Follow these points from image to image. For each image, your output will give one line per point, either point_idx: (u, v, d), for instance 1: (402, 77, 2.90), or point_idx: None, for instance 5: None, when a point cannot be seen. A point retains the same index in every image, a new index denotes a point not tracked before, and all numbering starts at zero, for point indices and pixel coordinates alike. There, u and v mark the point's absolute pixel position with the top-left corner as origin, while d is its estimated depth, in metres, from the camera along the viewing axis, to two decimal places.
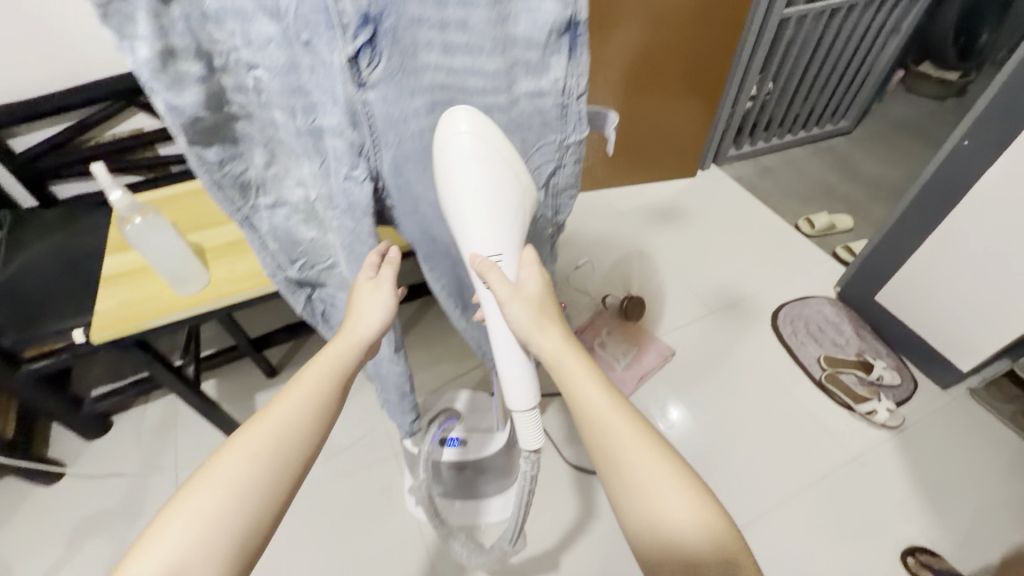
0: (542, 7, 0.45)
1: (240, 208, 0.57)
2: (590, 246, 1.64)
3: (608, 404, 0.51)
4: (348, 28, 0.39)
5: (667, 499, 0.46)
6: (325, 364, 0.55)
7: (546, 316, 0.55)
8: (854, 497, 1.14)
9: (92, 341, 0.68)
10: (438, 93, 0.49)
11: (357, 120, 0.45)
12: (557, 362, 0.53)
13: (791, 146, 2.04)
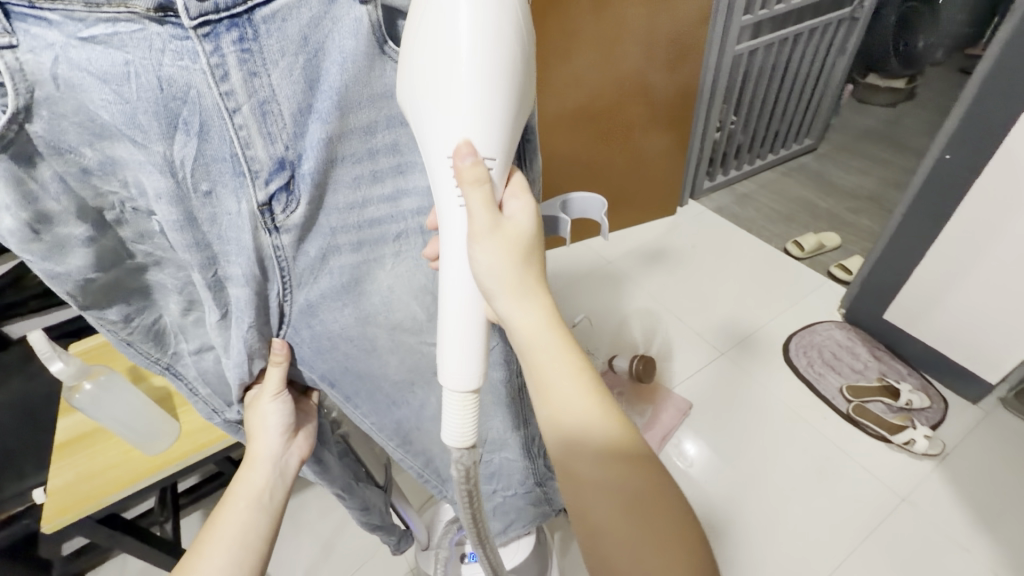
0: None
1: (159, 359, 0.48)
2: (585, 300, 1.58)
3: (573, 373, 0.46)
4: (259, 174, 0.38)
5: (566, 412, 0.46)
6: (244, 494, 0.56)
7: (533, 287, 0.46)
8: (914, 542, 1.05)
9: (44, 529, 0.58)
10: (373, 227, 0.45)
11: (264, 263, 0.42)
12: (540, 338, 0.46)
13: (762, 170, 2.05)
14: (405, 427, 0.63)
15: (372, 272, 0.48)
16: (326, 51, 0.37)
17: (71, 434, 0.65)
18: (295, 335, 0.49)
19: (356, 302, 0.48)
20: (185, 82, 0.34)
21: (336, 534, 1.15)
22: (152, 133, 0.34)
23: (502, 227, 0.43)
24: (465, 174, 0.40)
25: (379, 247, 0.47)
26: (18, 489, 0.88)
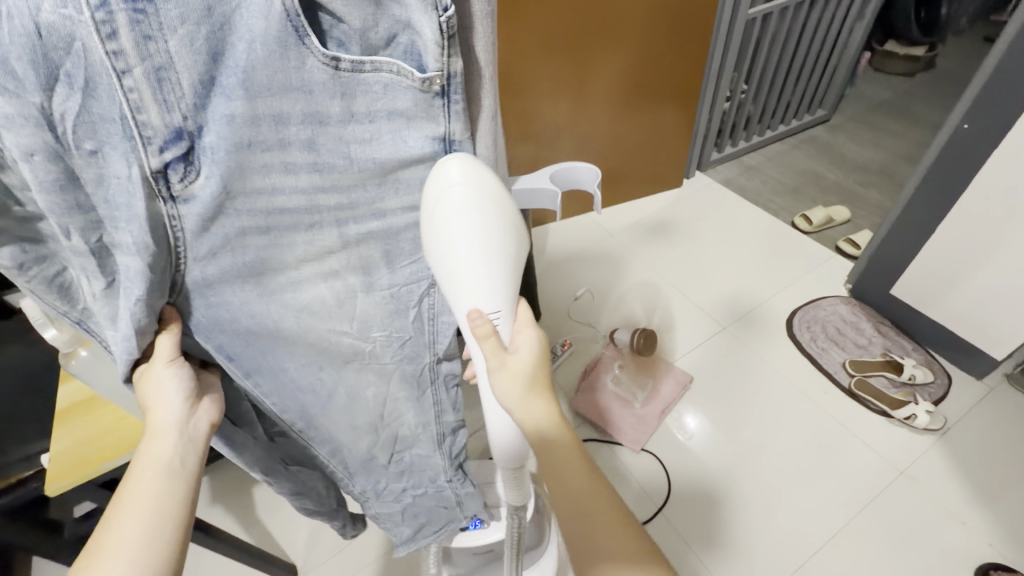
0: (411, 127, 0.43)
1: (68, 313, 0.43)
2: (587, 274, 1.56)
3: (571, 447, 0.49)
4: (153, 141, 0.36)
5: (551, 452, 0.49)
6: (147, 466, 0.47)
7: (539, 392, 0.50)
8: (910, 514, 1.06)
9: (47, 493, 0.59)
10: (276, 216, 0.44)
11: (157, 233, 0.39)
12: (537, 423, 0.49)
13: (771, 142, 2.00)
14: (310, 412, 0.61)
15: (280, 256, 0.46)
16: (233, 28, 0.35)
17: (69, 402, 0.65)
18: (201, 314, 0.46)
19: (258, 281, 0.47)
20: (69, 33, 0.31)
21: None
22: (27, 83, 0.31)
23: (508, 365, 0.49)
24: (479, 334, 0.48)
25: (287, 232, 0.45)
26: None
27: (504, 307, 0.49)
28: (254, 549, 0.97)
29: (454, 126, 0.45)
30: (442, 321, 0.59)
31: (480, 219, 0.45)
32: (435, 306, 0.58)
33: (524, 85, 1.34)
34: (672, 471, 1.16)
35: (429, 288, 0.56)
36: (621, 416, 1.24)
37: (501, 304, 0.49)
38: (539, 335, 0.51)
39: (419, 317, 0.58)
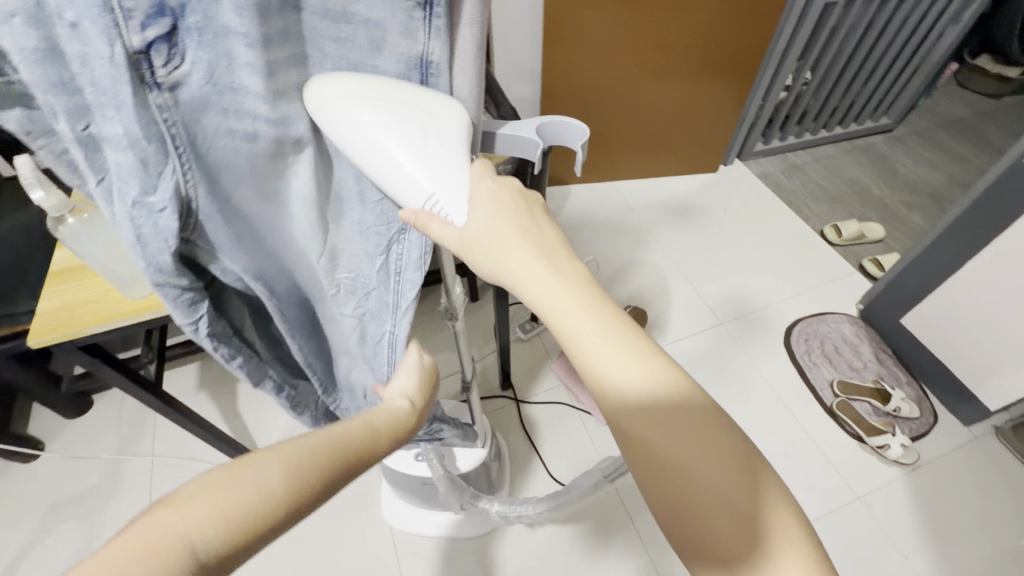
0: (388, 38, 0.36)
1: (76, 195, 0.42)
2: (597, 244, 1.55)
3: (597, 329, 0.39)
4: (132, 14, 0.29)
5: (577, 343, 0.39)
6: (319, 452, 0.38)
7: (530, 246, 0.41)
8: (856, 539, 1.06)
9: (29, 345, 0.63)
10: (269, 122, 0.38)
11: (151, 129, 0.33)
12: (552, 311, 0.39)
13: (824, 143, 1.89)
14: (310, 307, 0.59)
15: (273, 164, 0.42)
16: None
17: (63, 265, 0.69)
18: (209, 223, 0.41)
19: (258, 183, 0.42)
20: None
21: None
22: None
23: (475, 243, 0.40)
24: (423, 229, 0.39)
25: (275, 143, 0.40)
26: (30, 309, 0.96)
27: (457, 188, 0.39)
28: (225, 437, 1.03)
29: (433, 45, 0.36)
30: (406, 278, 0.48)
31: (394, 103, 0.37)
32: (402, 262, 0.48)
33: (568, 35, 1.29)
34: None
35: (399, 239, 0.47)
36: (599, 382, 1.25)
37: (442, 165, 0.38)
38: (506, 184, 0.42)
39: (388, 273, 0.49)
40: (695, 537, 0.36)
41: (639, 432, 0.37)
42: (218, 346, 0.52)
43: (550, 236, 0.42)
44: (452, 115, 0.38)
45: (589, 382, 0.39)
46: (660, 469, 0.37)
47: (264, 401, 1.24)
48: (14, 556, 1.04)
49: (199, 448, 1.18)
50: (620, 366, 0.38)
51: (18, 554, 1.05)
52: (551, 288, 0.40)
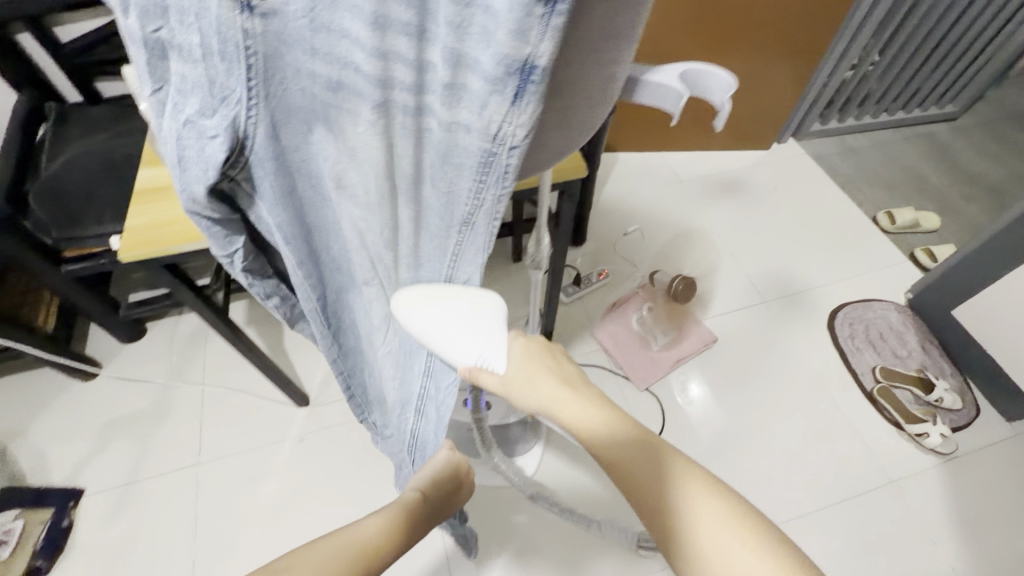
0: (496, 30, 0.30)
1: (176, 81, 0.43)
2: (641, 213, 1.53)
3: (592, 418, 0.54)
4: None
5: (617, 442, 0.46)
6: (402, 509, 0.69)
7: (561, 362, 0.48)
8: (887, 520, 1.07)
9: (119, 260, 0.65)
10: (344, 80, 0.35)
11: (228, 46, 0.33)
12: (561, 410, 0.55)
13: (883, 128, 1.82)
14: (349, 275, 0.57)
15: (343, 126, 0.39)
16: None
17: (149, 184, 0.70)
18: (258, 165, 0.41)
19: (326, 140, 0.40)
20: None
21: None
22: None
23: (515, 359, 0.47)
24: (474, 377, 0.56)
25: (353, 101, 0.36)
26: (98, 234, 0.98)
27: (484, 316, 0.52)
28: (276, 370, 1.06)
29: (544, 50, 0.30)
30: (465, 259, 0.47)
31: (442, 273, 0.49)
32: (461, 246, 0.46)
33: None
34: (668, 416, 1.19)
35: (463, 228, 0.44)
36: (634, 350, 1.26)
37: (483, 309, 0.52)
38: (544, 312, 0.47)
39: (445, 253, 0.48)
40: None
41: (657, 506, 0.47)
42: (254, 280, 0.57)
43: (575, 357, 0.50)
44: (496, 309, 0.53)
45: (601, 450, 0.49)
46: (657, 519, 0.47)
47: (309, 342, 1.27)
48: (73, 466, 1.09)
49: (246, 380, 1.22)
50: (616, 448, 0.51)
51: (76, 465, 1.10)
52: (560, 400, 0.55)
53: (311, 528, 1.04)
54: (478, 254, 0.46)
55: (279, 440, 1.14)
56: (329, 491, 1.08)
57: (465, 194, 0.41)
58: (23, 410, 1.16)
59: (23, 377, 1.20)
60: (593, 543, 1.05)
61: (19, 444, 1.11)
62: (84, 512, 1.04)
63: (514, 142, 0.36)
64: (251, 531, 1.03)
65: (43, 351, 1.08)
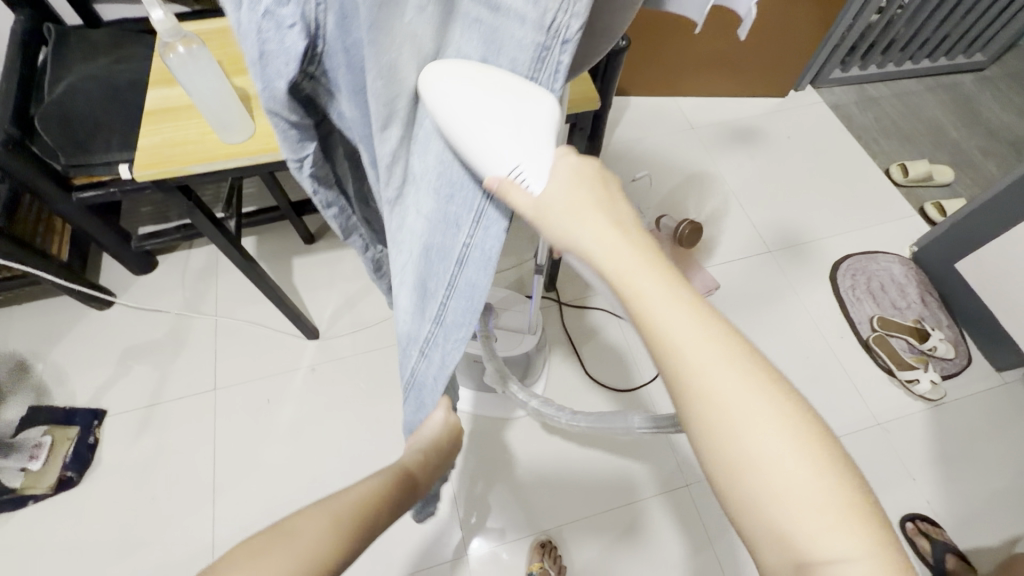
0: None
1: None
2: (651, 160, 1.52)
3: (660, 292, 0.31)
4: None
5: (700, 362, 0.30)
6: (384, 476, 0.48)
7: (586, 204, 0.33)
8: (870, 459, 1.12)
9: (135, 177, 0.66)
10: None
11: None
12: (618, 266, 0.32)
13: (905, 77, 1.76)
14: None
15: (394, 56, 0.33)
16: None
17: (159, 104, 0.71)
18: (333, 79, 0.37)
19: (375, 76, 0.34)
20: None
21: (361, 293, 1.28)
22: None
23: (545, 207, 0.33)
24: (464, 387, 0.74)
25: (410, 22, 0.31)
26: (105, 160, 0.97)
27: (541, 157, 0.33)
28: (286, 302, 1.09)
29: None
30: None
31: (481, 88, 0.31)
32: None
33: None
34: None
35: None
36: None
37: (528, 145, 0.33)
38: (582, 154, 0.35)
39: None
40: (791, 547, 0.28)
41: (749, 480, 0.29)
42: (317, 190, 0.45)
43: (610, 198, 0.34)
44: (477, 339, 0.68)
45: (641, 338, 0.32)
46: (747, 501, 0.29)
47: (317, 278, 1.29)
48: (96, 388, 1.14)
49: (258, 313, 1.25)
50: (687, 329, 0.31)
51: (99, 387, 1.15)
52: (609, 246, 0.32)
53: (323, 451, 1.09)
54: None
55: (291, 370, 1.18)
56: (339, 417, 1.13)
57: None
58: (44, 336, 1.20)
59: (42, 305, 1.23)
60: (590, 469, 1.11)
61: (43, 366, 1.16)
62: (109, 430, 1.10)
63: (569, 34, 0.30)
64: (267, 452, 1.09)
65: (59, 277, 1.11)
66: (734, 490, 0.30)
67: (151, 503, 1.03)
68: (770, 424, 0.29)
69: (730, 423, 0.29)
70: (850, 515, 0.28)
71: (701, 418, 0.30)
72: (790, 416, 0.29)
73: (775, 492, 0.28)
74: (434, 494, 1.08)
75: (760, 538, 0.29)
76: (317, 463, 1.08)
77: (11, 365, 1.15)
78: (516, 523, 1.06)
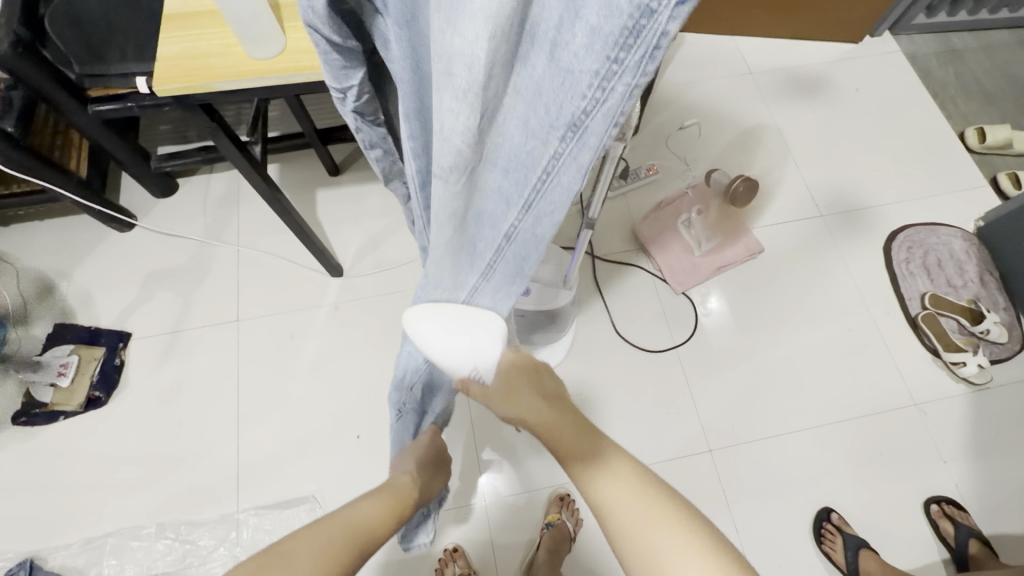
0: None
1: None
2: (703, 107, 1.39)
3: (572, 434, 0.57)
4: None
5: (584, 472, 0.56)
6: (386, 493, 0.68)
7: (517, 386, 0.56)
8: (902, 439, 1.09)
9: (155, 91, 0.59)
10: None
11: None
12: (543, 426, 0.58)
13: (998, 27, 1.56)
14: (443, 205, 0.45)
15: None
16: None
17: (178, 8, 0.63)
18: None
19: None
20: None
21: (387, 231, 1.23)
22: None
23: (491, 395, 0.55)
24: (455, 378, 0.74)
25: None
26: (122, 73, 0.89)
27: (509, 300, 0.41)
28: (311, 236, 1.04)
29: None
30: (557, 186, 0.32)
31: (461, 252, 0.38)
32: (559, 163, 0.31)
33: None
34: (701, 322, 1.18)
35: (566, 137, 0.29)
36: (674, 255, 1.21)
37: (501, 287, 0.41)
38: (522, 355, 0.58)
39: (536, 162, 0.32)
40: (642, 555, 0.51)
41: (621, 527, 0.53)
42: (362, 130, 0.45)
43: (533, 372, 0.59)
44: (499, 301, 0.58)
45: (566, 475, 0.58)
46: (625, 545, 0.52)
47: (342, 213, 1.24)
48: (120, 310, 1.14)
49: (282, 246, 1.21)
50: (591, 480, 0.56)
51: (123, 310, 1.14)
52: (539, 415, 0.57)
53: (345, 389, 1.09)
54: (577, 181, 0.31)
55: (315, 306, 1.16)
56: (362, 358, 1.12)
57: (585, 81, 0.26)
58: (67, 254, 1.18)
59: (63, 222, 1.20)
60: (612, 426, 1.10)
61: (67, 285, 1.15)
62: (134, 353, 1.10)
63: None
64: (290, 387, 1.09)
65: (77, 195, 1.07)
66: (619, 537, 0.53)
67: (177, 427, 1.05)
68: (632, 502, 0.54)
69: (612, 518, 0.54)
70: (684, 533, 0.51)
71: (609, 512, 0.54)
72: (641, 491, 0.54)
73: (637, 538, 0.52)
74: (454, 440, 1.08)
75: (635, 559, 0.51)
76: (340, 401, 1.08)
77: (36, 282, 1.14)
78: (533, 473, 1.06)
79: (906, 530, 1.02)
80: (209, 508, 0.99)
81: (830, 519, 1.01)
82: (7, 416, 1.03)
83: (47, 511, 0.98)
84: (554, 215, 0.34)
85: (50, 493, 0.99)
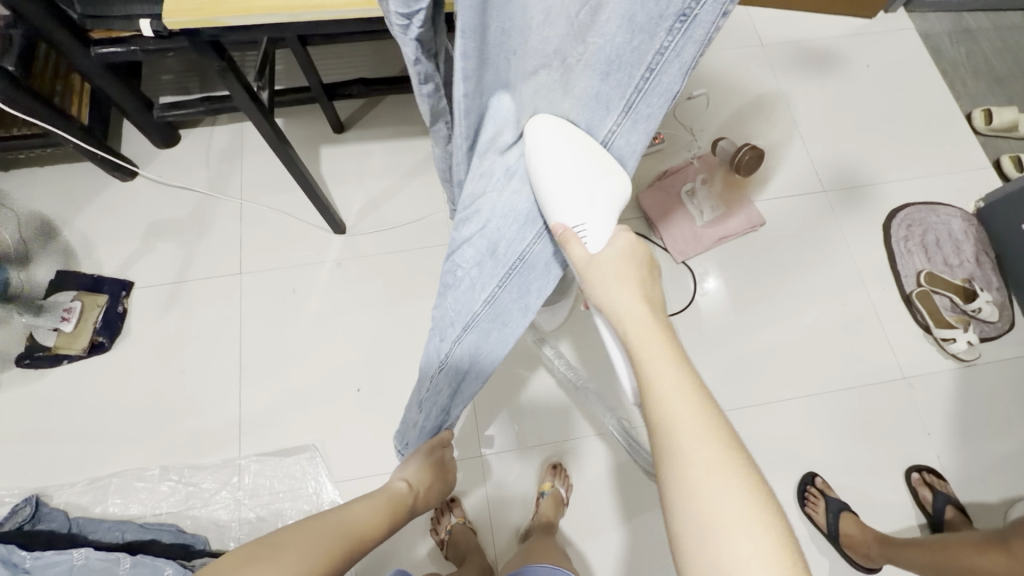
0: None
1: None
2: (712, 77, 1.38)
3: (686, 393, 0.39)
4: None
5: (684, 431, 0.37)
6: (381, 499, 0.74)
7: (627, 279, 0.45)
8: (888, 411, 1.11)
9: (166, 23, 0.59)
10: None
11: None
12: (662, 381, 0.39)
13: (1013, 8, 1.54)
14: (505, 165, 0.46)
15: None
16: None
17: None
18: None
19: None
20: None
21: (390, 190, 1.23)
22: None
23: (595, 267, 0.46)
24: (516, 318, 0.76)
25: None
26: (124, 14, 0.85)
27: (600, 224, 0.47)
28: (315, 191, 1.04)
29: None
30: (659, 81, 0.40)
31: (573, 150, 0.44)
32: (662, 59, 0.38)
33: None
34: (699, 292, 1.20)
35: (675, 30, 0.36)
36: (676, 224, 1.22)
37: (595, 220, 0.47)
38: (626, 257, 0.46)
39: (640, 61, 0.38)
40: None
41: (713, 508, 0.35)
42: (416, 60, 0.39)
43: (649, 280, 0.46)
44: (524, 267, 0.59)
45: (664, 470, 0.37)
46: None
47: (345, 170, 1.24)
48: (122, 259, 1.14)
49: (285, 201, 1.21)
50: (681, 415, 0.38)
51: (126, 259, 1.14)
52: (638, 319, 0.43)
53: (346, 344, 1.10)
54: (678, 77, 0.40)
55: (317, 262, 1.16)
56: (363, 314, 1.13)
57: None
58: (69, 201, 1.17)
59: (64, 169, 1.19)
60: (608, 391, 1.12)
61: (69, 232, 1.15)
62: (137, 302, 1.11)
63: None
64: (292, 340, 1.10)
65: (79, 139, 1.06)
66: None
67: (181, 374, 1.06)
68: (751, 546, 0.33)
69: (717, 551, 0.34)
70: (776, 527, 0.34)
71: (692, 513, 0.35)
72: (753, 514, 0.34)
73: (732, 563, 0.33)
74: None
75: None
76: (341, 355, 1.09)
77: (37, 227, 1.14)
78: (529, 434, 1.08)
79: (886, 496, 1.06)
80: (211, 453, 1.01)
81: (814, 484, 1.05)
82: (12, 358, 1.04)
83: (52, 450, 1.00)
84: (652, 112, 0.43)
85: (54, 435, 1.01)
